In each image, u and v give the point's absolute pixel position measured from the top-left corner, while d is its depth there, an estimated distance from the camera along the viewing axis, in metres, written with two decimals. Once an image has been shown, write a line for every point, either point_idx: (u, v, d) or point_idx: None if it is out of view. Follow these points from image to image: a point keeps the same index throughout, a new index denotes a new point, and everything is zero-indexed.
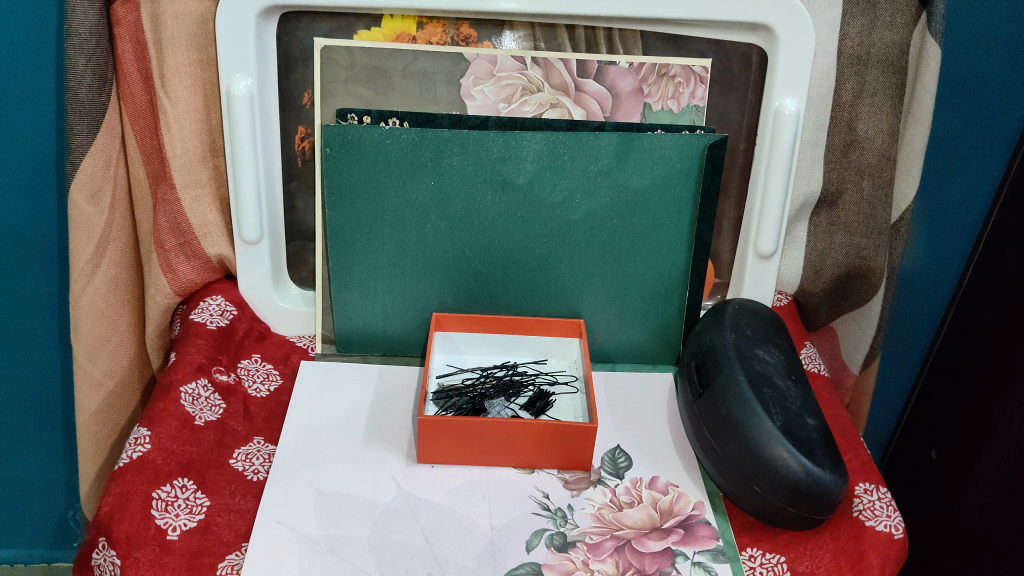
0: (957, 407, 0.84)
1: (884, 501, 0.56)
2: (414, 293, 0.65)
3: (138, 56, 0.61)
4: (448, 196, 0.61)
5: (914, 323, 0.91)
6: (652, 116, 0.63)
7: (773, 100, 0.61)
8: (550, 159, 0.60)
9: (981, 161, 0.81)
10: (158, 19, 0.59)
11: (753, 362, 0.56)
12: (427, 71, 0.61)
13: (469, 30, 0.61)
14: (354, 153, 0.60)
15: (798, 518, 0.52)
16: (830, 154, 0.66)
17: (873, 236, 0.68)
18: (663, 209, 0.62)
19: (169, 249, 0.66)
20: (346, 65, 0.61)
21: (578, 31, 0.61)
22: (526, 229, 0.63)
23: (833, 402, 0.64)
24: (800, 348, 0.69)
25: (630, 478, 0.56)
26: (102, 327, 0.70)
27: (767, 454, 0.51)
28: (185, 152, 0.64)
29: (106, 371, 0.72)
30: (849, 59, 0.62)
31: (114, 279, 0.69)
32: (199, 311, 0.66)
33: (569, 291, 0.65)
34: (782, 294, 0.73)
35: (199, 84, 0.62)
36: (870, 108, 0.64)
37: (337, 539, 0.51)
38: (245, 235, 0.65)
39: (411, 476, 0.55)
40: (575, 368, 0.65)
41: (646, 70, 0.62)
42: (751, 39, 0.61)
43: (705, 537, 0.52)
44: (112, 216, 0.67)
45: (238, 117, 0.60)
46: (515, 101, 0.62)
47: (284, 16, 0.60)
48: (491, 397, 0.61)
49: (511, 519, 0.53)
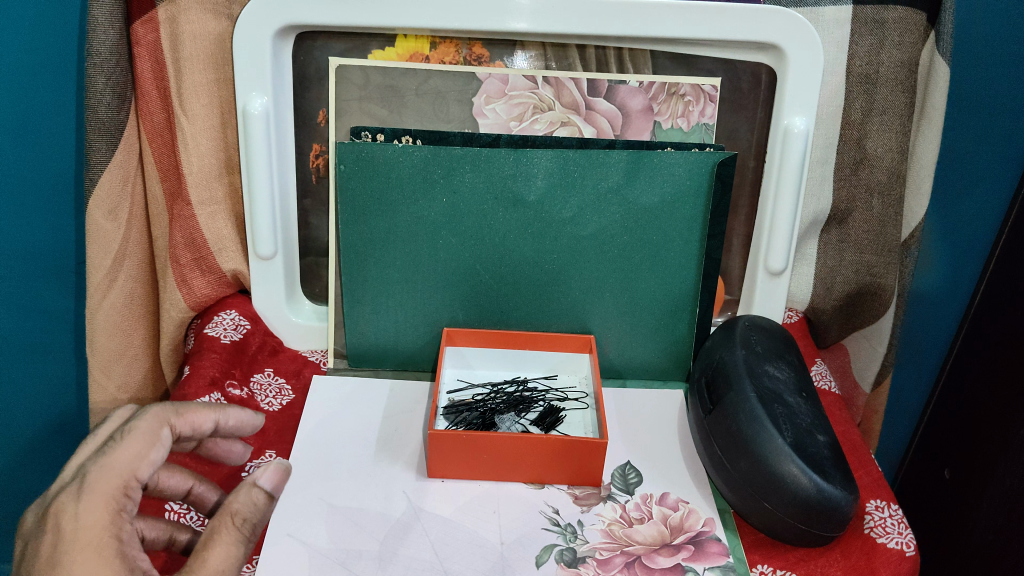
0: (971, 426, 0.83)
1: (896, 518, 0.55)
2: (426, 309, 0.66)
3: (157, 75, 0.62)
4: (460, 213, 0.62)
5: (923, 341, 0.91)
6: (662, 133, 0.64)
7: (782, 118, 0.62)
8: (561, 176, 0.61)
9: (991, 179, 0.81)
10: (177, 39, 0.60)
11: (763, 378, 0.56)
12: (440, 90, 0.62)
13: (482, 49, 0.62)
14: (367, 170, 0.61)
15: (809, 534, 0.52)
16: (840, 171, 0.66)
17: (883, 254, 0.68)
18: (673, 226, 0.62)
19: (184, 264, 0.67)
20: (360, 84, 0.62)
21: (589, 50, 0.62)
22: (537, 245, 0.63)
23: (844, 419, 0.64)
24: (810, 364, 0.69)
25: (640, 494, 0.56)
26: (118, 341, 0.70)
27: (777, 470, 0.51)
28: (201, 169, 0.65)
29: (121, 385, 0.72)
30: (858, 78, 0.63)
31: (130, 293, 0.70)
32: (214, 325, 0.68)
33: (579, 307, 0.65)
34: (793, 311, 0.74)
35: (216, 102, 0.63)
36: (879, 127, 0.64)
37: (348, 553, 0.51)
38: (259, 251, 0.65)
39: (423, 490, 0.56)
40: (585, 384, 0.65)
41: (656, 89, 0.63)
42: (760, 58, 0.62)
43: (716, 554, 0.52)
44: (129, 231, 0.68)
45: (253, 134, 0.61)
46: (526, 119, 0.63)
47: (300, 36, 0.62)
48: (502, 412, 0.62)
49: (522, 534, 0.53)
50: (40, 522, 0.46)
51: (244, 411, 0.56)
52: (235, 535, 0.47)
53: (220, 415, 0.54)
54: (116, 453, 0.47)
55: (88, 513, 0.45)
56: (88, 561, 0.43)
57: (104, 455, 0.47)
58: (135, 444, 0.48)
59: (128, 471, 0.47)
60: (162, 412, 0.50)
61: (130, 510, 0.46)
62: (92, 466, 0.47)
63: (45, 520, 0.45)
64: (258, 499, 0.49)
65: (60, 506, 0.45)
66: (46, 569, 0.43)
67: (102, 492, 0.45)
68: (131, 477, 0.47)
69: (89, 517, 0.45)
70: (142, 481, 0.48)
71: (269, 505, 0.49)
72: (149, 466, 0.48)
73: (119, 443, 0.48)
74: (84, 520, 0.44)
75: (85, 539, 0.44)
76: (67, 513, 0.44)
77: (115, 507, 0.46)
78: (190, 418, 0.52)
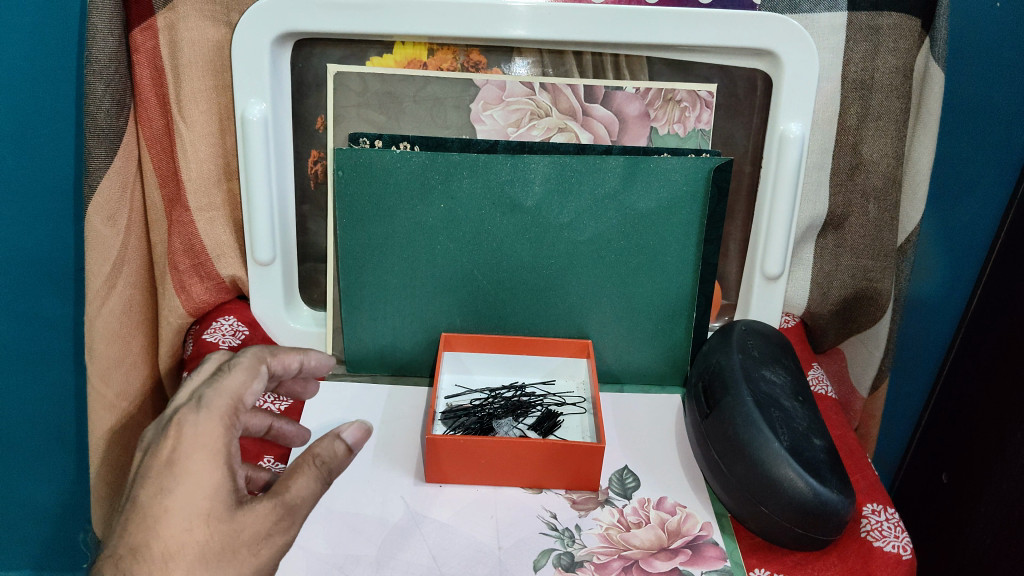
0: (969, 430, 0.84)
1: (892, 522, 0.55)
2: (424, 314, 0.66)
3: (156, 82, 0.63)
4: (457, 218, 0.62)
5: (922, 346, 0.91)
6: (658, 139, 0.64)
7: (778, 124, 0.62)
8: (558, 181, 0.61)
9: (987, 184, 0.81)
10: (175, 46, 0.61)
11: (760, 382, 0.56)
12: (437, 96, 0.63)
13: (479, 56, 0.62)
14: (366, 176, 0.61)
15: (805, 538, 0.52)
16: (836, 176, 0.67)
17: (880, 259, 0.69)
18: (669, 231, 0.63)
19: (183, 270, 0.68)
20: (358, 90, 0.62)
21: (586, 57, 0.63)
22: (534, 250, 0.63)
23: (842, 423, 0.64)
24: (807, 369, 0.69)
25: (638, 498, 0.57)
26: (117, 347, 0.71)
27: (774, 474, 0.51)
28: (200, 175, 0.65)
29: (120, 392, 0.72)
30: (853, 84, 0.63)
31: (129, 300, 0.70)
32: (213, 330, 0.68)
33: (576, 311, 0.66)
34: (790, 315, 0.74)
35: (214, 109, 0.63)
36: (874, 132, 0.64)
37: (346, 558, 0.51)
38: (257, 256, 0.65)
39: (420, 494, 0.56)
40: (583, 389, 0.66)
41: (652, 95, 0.63)
42: (757, 64, 0.62)
43: (713, 558, 0.52)
44: (128, 237, 0.69)
45: (252, 141, 0.62)
46: (524, 125, 0.64)
47: (299, 43, 0.62)
48: (500, 417, 0.62)
49: (519, 538, 0.53)
50: (156, 434, 0.45)
51: (322, 353, 0.56)
52: (316, 474, 0.47)
53: (304, 356, 0.54)
54: (226, 379, 0.46)
55: (205, 424, 0.44)
56: (201, 468, 0.43)
57: (215, 381, 0.46)
58: (241, 373, 0.47)
59: (235, 396, 0.46)
60: (259, 351, 0.50)
61: (239, 431, 0.46)
62: (205, 387, 0.46)
63: (163, 430, 0.44)
64: (339, 451, 0.48)
65: (180, 418, 0.44)
66: (163, 473, 0.43)
67: (217, 410, 0.45)
68: (242, 401, 0.46)
69: (204, 428, 0.44)
70: (249, 409, 0.47)
71: (347, 457, 0.49)
72: (254, 396, 0.47)
73: (227, 371, 0.47)
74: (199, 432, 0.44)
75: (201, 448, 0.43)
76: (187, 423, 0.44)
77: (227, 424, 0.45)
78: (282, 358, 0.52)
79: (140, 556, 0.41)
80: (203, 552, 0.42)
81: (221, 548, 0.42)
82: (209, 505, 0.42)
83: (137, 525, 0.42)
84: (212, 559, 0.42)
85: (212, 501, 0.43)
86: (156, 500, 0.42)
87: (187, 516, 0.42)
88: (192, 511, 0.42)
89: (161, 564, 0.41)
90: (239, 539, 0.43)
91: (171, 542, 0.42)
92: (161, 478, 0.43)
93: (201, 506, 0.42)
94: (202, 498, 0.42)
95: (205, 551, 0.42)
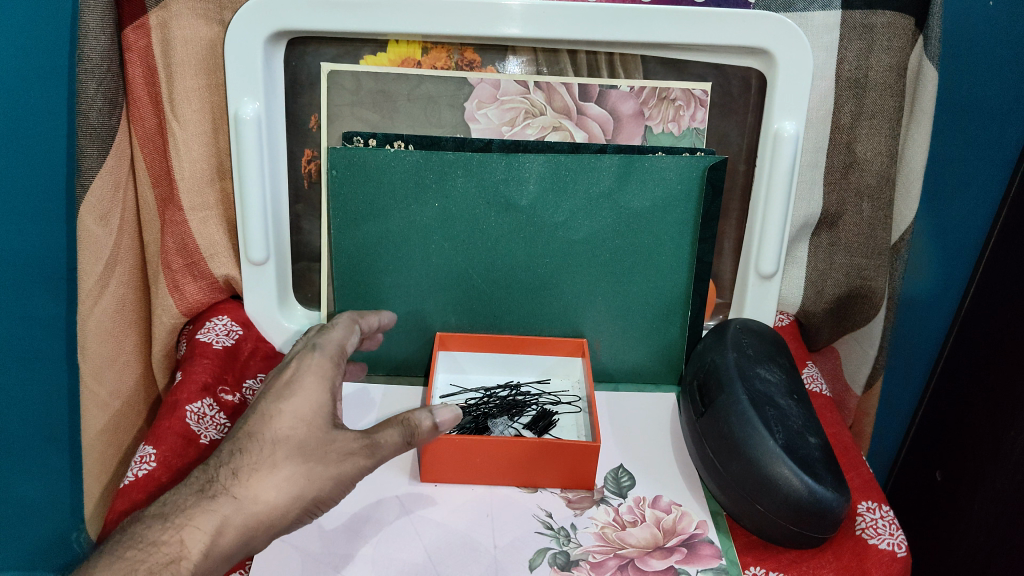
0: (962, 427, 0.84)
1: (887, 519, 0.55)
2: (419, 313, 0.66)
3: (148, 80, 0.63)
4: (451, 217, 0.62)
5: (915, 343, 0.92)
6: (653, 138, 0.64)
7: (772, 123, 0.62)
8: (552, 180, 0.61)
9: (980, 183, 0.81)
10: (168, 44, 0.61)
11: (754, 381, 0.56)
12: (432, 95, 0.62)
13: (473, 55, 0.62)
14: (360, 175, 0.61)
15: (801, 537, 0.52)
16: (830, 175, 0.67)
17: (873, 257, 0.69)
18: (664, 229, 0.63)
19: (176, 269, 0.67)
20: (352, 89, 0.62)
21: (580, 55, 0.63)
22: (529, 250, 0.63)
23: (836, 421, 0.64)
24: (801, 367, 0.70)
25: (633, 496, 0.57)
26: (110, 346, 0.70)
27: (768, 472, 0.51)
28: (192, 175, 0.65)
29: (113, 391, 0.72)
30: (847, 83, 0.63)
31: (122, 299, 0.70)
32: (206, 331, 0.67)
33: (572, 310, 0.66)
34: (783, 314, 0.74)
35: (207, 108, 0.63)
36: (868, 131, 0.64)
37: (340, 557, 0.51)
38: (251, 255, 0.65)
39: (415, 493, 0.56)
40: (578, 388, 0.66)
41: (647, 94, 0.63)
42: (750, 63, 0.62)
43: (708, 556, 0.53)
44: (120, 237, 0.68)
45: (245, 139, 0.61)
46: (518, 123, 0.63)
47: (291, 42, 0.62)
48: (495, 416, 0.63)
49: (514, 537, 0.53)
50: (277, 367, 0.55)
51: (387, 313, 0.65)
52: (401, 428, 0.51)
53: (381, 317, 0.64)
54: (332, 330, 0.58)
55: (321, 356, 0.54)
56: (314, 385, 0.52)
57: (323, 333, 0.57)
58: (342, 328, 0.58)
59: (341, 344, 0.56)
60: (352, 315, 0.61)
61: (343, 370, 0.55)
62: (317, 335, 0.57)
63: (286, 362, 0.54)
64: (425, 424, 0.51)
65: (299, 354, 0.54)
66: (280, 387, 0.51)
67: (328, 351, 0.55)
68: (344, 348, 0.57)
69: (319, 358, 0.54)
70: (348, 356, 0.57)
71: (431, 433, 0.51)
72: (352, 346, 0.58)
73: (332, 325, 0.58)
74: (315, 362, 0.53)
75: (313, 373, 0.53)
76: (305, 356, 0.54)
77: (335, 361, 0.54)
78: (370, 319, 0.62)
79: (253, 439, 0.49)
80: (301, 444, 0.49)
81: (315, 446, 0.49)
82: (313, 413, 0.50)
83: (255, 418, 0.50)
84: (308, 452, 0.49)
85: (316, 411, 0.50)
86: (273, 402, 0.50)
87: (295, 419, 0.50)
88: (301, 414, 0.50)
89: (268, 447, 0.49)
90: (328, 448, 0.49)
91: (280, 432, 0.49)
92: (279, 390, 0.51)
93: (306, 414, 0.50)
94: (308, 408, 0.50)
95: (303, 446, 0.49)
